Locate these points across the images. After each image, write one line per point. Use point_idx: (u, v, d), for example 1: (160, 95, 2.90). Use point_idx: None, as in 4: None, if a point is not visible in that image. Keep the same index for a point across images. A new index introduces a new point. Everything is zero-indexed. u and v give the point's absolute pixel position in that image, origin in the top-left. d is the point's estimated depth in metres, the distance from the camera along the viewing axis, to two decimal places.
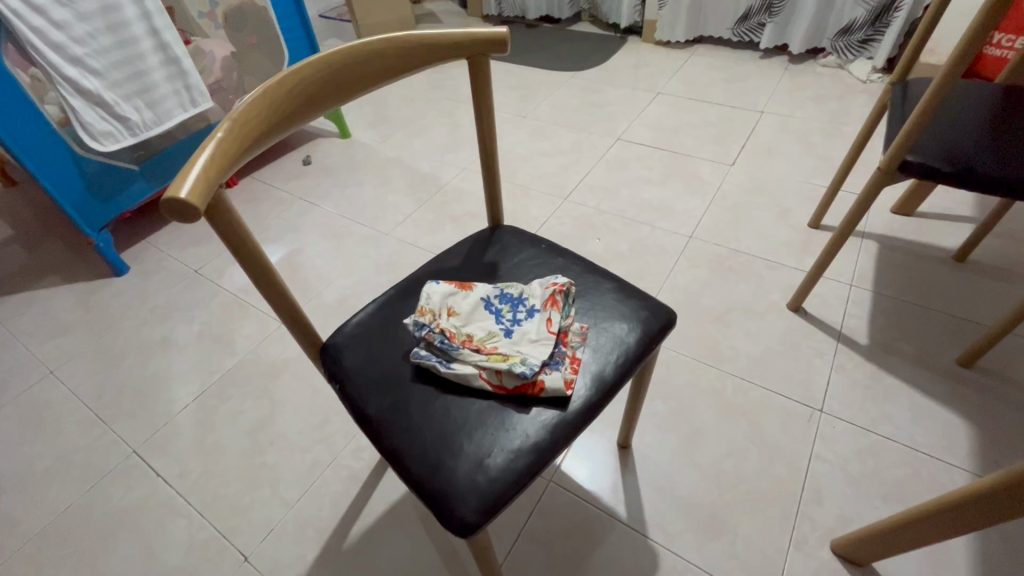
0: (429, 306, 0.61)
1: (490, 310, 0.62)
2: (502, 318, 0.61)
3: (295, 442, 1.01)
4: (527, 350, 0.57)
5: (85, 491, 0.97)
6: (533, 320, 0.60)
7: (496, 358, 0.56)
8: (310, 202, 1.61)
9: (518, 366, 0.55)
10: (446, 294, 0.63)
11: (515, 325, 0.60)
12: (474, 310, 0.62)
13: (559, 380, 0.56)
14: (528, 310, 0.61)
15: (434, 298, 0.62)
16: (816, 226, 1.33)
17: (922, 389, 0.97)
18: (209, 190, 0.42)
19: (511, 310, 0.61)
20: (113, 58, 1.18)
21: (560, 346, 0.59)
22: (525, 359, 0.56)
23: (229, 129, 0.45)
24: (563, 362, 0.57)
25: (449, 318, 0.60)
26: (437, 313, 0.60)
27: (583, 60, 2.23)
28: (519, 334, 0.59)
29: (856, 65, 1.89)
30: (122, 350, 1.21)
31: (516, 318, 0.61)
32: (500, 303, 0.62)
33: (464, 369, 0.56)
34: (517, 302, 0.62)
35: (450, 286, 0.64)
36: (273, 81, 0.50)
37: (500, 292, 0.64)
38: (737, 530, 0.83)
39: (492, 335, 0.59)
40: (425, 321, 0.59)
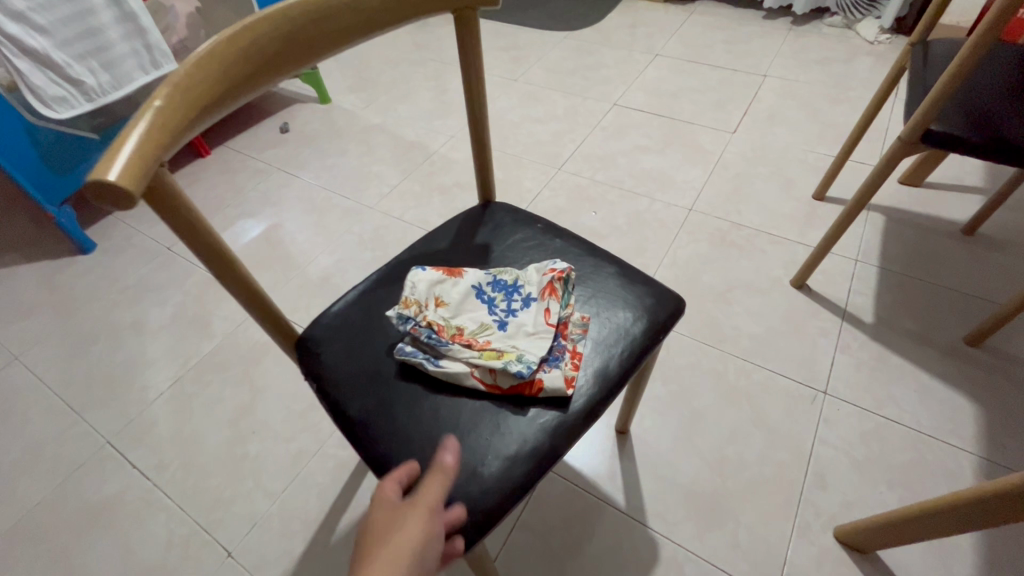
0: (412, 297, 0.55)
1: (482, 299, 0.56)
2: (496, 308, 0.55)
3: (278, 431, 0.96)
4: (523, 346, 0.52)
5: (56, 485, 0.92)
6: (530, 312, 0.54)
7: (489, 355, 0.51)
8: (288, 173, 1.51)
9: (514, 365, 0.50)
10: (433, 280, 0.57)
11: (509, 317, 0.54)
12: (464, 299, 0.56)
13: (561, 379, 0.50)
14: (523, 299, 0.56)
15: (420, 287, 0.55)
16: (821, 198, 1.27)
17: (928, 369, 0.94)
18: (145, 170, 0.35)
19: (504, 299, 0.56)
20: (62, 14, 1.07)
21: (560, 339, 0.53)
22: (523, 355, 0.51)
23: (168, 94, 0.38)
24: (563, 358, 0.52)
25: (436, 309, 0.55)
26: (422, 304, 0.54)
27: (578, 18, 2.10)
28: (514, 327, 0.53)
29: (864, 25, 1.79)
30: (91, 334, 1.14)
31: (511, 308, 0.55)
32: (492, 291, 0.57)
33: (454, 367, 0.51)
34: (511, 290, 0.56)
35: (437, 272, 0.57)
36: (223, 36, 0.42)
37: (493, 277, 0.58)
38: (739, 518, 0.80)
39: (485, 330, 0.53)
40: (410, 314, 0.53)
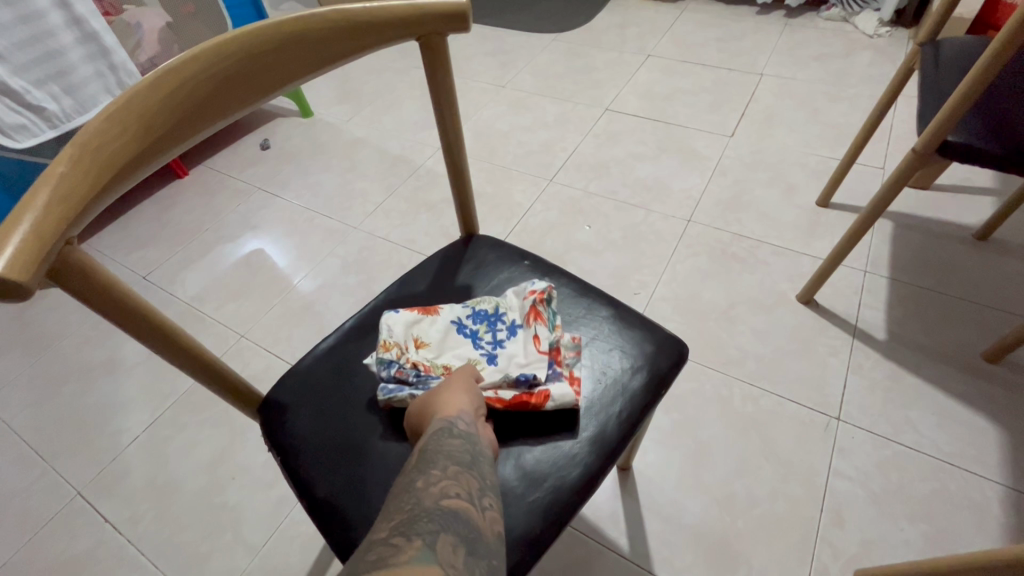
0: (390, 338, 0.49)
1: (465, 333, 0.51)
2: (481, 341, 0.51)
3: (258, 476, 0.90)
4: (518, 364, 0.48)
5: (23, 544, 0.86)
6: (518, 340, 0.50)
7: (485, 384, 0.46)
8: (269, 192, 1.46)
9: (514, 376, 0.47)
10: (410, 319, 0.51)
11: (499, 349, 0.50)
12: (446, 336, 0.51)
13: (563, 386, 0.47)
14: (508, 328, 0.51)
15: (397, 327, 0.50)
16: (825, 205, 1.21)
17: (946, 389, 0.89)
18: (44, 253, 0.29)
19: (489, 331, 0.51)
20: (17, 38, 1.01)
21: (556, 367, 0.49)
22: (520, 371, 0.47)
23: (72, 159, 0.32)
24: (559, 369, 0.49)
25: (418, 350, 0.49)
26: (402, 345, 0.49)
27: (566, 19, 2.04)
28: (506, 357, 0.49)
29: (862, 18, 1.73)
30: (63, 374, 1.08)
31: (497, 339, 0.50)
32: (473, 323, 0.52)
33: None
34: (493, 319, 0.52)
35: (411, 312, 0.52)
36: (142, 84, 0.36)
37: (472, 308, 0.53)
38: (751, 562, 0.75)
39: (475, 362, 0.49)
40: (390, 358, 0.48)
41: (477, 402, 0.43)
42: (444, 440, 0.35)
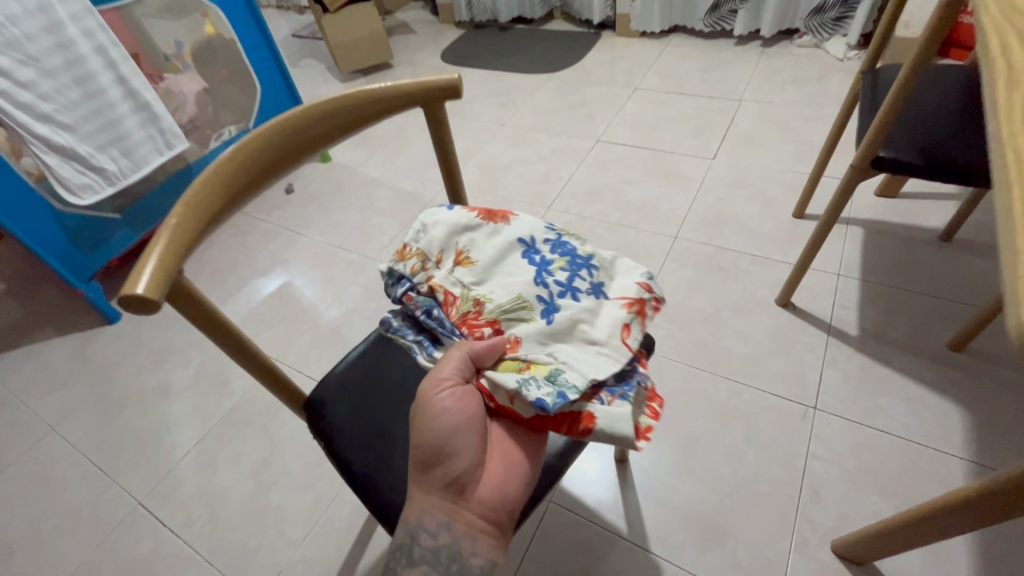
0: (420, 248, 0.55)
1: (532, 260, 0.54)
2: (552, 277, 0.52)
3: (297, 481, 1.02)
4: (567, 363, 0.47)
5: (95, 547, 0.98)
6: (592, 301, 0.51)
7: (514, 360, 0.48)
8: (295, 231, 1.61)
9: (539, 393, 0.45)
10: (461, 229, 0.56)
11: (559, 300, 0.51)
12: (497, 259, 0.54)
13: (623, 422, 0.44)
14: (591, 286, 0.52)
15: (433, 237, 0.55)
16: (800, 216, 1.32)
17: (914, 377, 0.97)
18: (167, 279, 0.42)
19: (561, 271, 0.52)
20: (83, 111, 1.20)
21: (621, 388, 0.47)
22: (561, 373, 0.46)
23: (181, 214, 0.46)
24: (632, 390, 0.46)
25: (460, 268, 0.54)
26: (431, 256, 0.55)
27: (559, 59, 2.21)
28: (559, 319, 0.49)
29: (833, 43, 1.87)
30: (122, 400, 1.22)
31: (571, 285, 0.52)
32: (553, 255, 0.54)
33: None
34: (580, 266, 0.53)
35: (477, 221, 0.56)
36: (224, 158, 0.50)
37: (551, 238, 0.55)
38: (737, 538, 0.84)
39: (522, 310, 0.51)
40: (414, 277, 0.54)
41: (454, 479, 0.48)
42: (406, 560, 0.47)
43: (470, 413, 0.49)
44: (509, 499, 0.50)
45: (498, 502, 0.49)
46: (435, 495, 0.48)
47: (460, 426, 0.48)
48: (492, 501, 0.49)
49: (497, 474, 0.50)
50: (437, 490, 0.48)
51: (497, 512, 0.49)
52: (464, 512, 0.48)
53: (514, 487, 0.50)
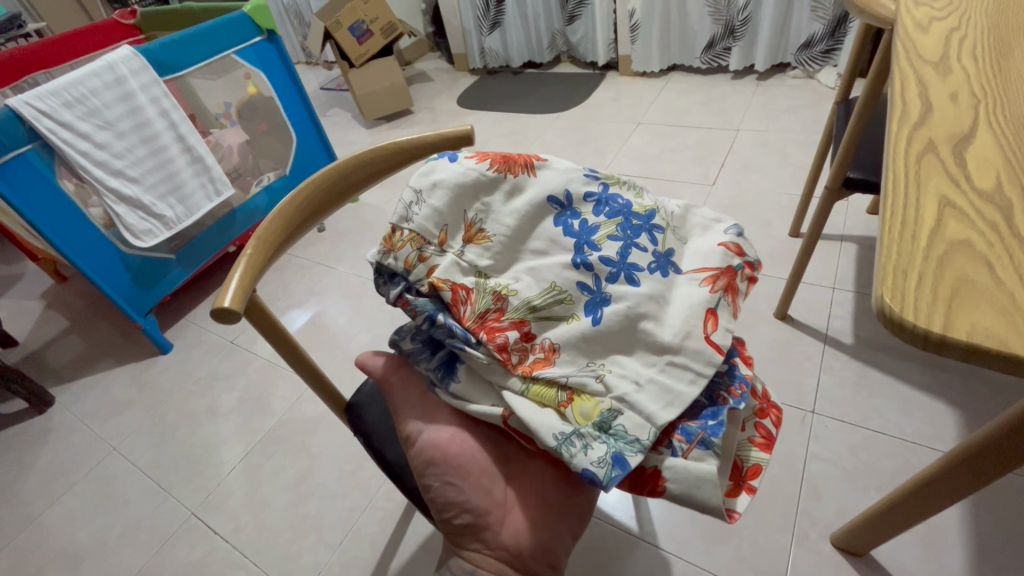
0: (414, 230, 0.55)
1: (569, 226, 0.58)
2: (600, 246, 0.57)
3: (334, 491, 1.11)
4: (623, 404, 0.50)
5: (154, 553, 1.09)
6: (652, 281, 0.56)
7: (554, 389, 0.52)
8: (327, 265, 1.76)
9: (590, 462, 0.46)
10: (466, 200, 0.57)
11: (609, 286, 0.55)
12: (518, 230, 0.58)
13: (703, 486, 0.46)
14: (650, 258, 0.57)
15: (431, 214, 0.55)
16: (796, 235, 1.40)
17: (908, 381, 1.03)
18: (244, 296, 0.53)
19: (611, 243, 0.57)
20: (147, 165, 1.38)
21: (694, 435, 0.49)
22: (614, 421, 0.49)
23: (255, 246, 0.57)
24: (713, 439, 0.48)
25: (470, 245, 0.57)
26: (431, 238, 0.55)
27: (566, 99, 2.37)
28: (610, 317, 0.54)
29: (823, 74, 1.99)
30: (175, 421, 1.34)
31: (625, 257, 0.57)
32: (598, 216, 0.58)
33: (480, 398, 0.56)
34: (633, 230, 0.58)
35: (479, 168, 0.57)
36: (287, 201, 0.62)
37: (592, 196, 0.59)
38: (741, 533, 0.89)
39: (559, 304, 0.55)
40: (413, 263, 0.55)
41: (470, 520, 0.52)
42: None
43: (461, 461, 0.55)
44: (537, 541, 0.51)
45: (522, 542, 0.51)
46: (462, 550, 0.52)
47: (458, 476, 0.54)
48: (520, 544, 0.51)
49: (517, 516, 0.53)
50: (463, 545, 0.52)
51: (528, 556, 0.50)
52: (487, 554, 0.50)
53: (538, 526, 0.52)
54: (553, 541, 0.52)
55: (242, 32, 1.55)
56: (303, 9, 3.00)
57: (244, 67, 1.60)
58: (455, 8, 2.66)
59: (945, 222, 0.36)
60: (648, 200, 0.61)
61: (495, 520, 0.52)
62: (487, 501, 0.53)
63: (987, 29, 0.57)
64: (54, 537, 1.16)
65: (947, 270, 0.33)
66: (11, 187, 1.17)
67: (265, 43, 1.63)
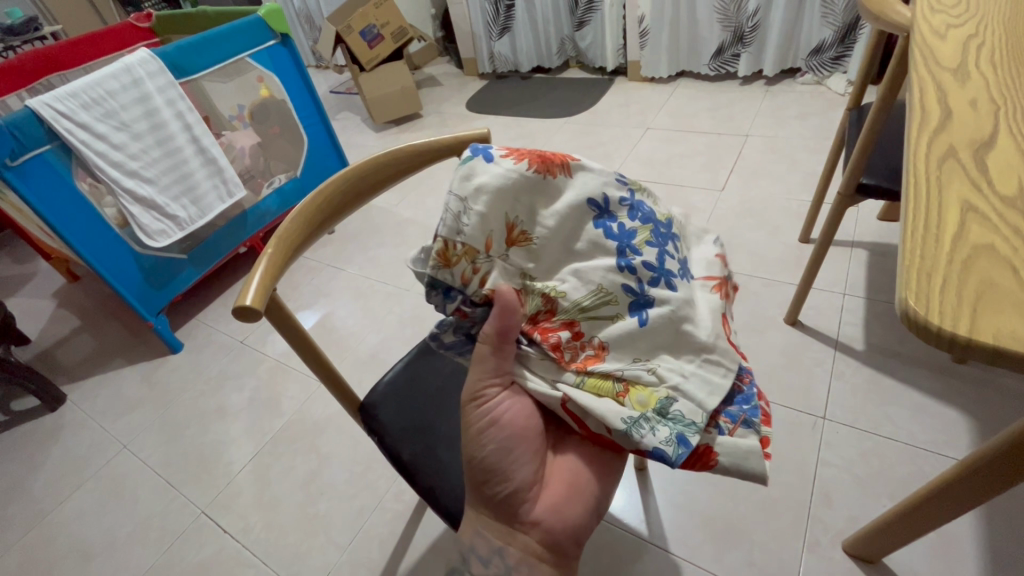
0: (467, 244, 0.49)
1: (607, 229, 0.53)
2: (641, 250, 0.52)
3: (343, 491, 1.12)
4: (677, 392, 0.50)
5: (164, 551, 1.09)
6: (685, 289, 0.54)
7: (609, 380, 0.50)
8: (336, 267, 1.77)
9: (658, 441, 0.47)
10: (508, 199, 0.50)
11: (652, 290, 0.52)
12: (561, 231, 0.52)
13: (751, 459, 0.49)
14: (679, 265, 0.55)
15: (481, 224, 0.49)
16: (806, 240, 1.40)
17: (921, 389, 1.02)
18: (265, 295, 0.54)
19: (650, 249, 0.53)
20: (161, 166, 1.39)
21: (731, 413, 0.51)
22: (672, 407, 0.49)
23: (275, 246, 0.58)
24: (754, 420, 0.51)
25: (513, 249, 0.51)
26: (481, 248, 0.50)
27: (574, 104, 2.38)
28: (656, 320, 0.51)
29: (833, 80, 1.99)
30: (185, 420, 1.35)
31: (664, 262, 0.53)
32: (631, 221, 0.54)
33: (537, 375, 0.53)
34: (663, 237, 0.55)
35: (521, 167, 0.50)
36: (309, 201, 0.63)
37: (626, 200, 0.54)
38: (752, 538, 0.89)
39: (607, 305, 0.51)
40: (468, 280, 0.50)
41: (518, 494, 0.52)
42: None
43: (524, 434, 0.54)
44: (570, 520, 0.53)
45: (561, 522, 0.52)
46: (500, 517, 0.52)
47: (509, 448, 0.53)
48: (555, 523, 0.52)
49: (552, 494, 0.54)
50: (501, 513, 0.52)
51: (561, 535, 0.52)
52: (521, 531, 0.51)
53: (572, 506, 0.54)
54: (581, 523, 0.54)
55: (256, 35, 1.57)
56: (314, 13, 3.03)
57: (257, 69, 1.61)
58: (464, 13, 2.67)
59: (968, 226, 0.36)
60: (662, 209, 0.59)
61: (533, 496, 0.53)
62: (535, 476, 0.53)
63: (1006, 37, 0.58)
64: (65, 534, 1.17)
65: (971, 275, 0.34)
66: (29, 186, 1.18)
67: (279, 46, 1.65)
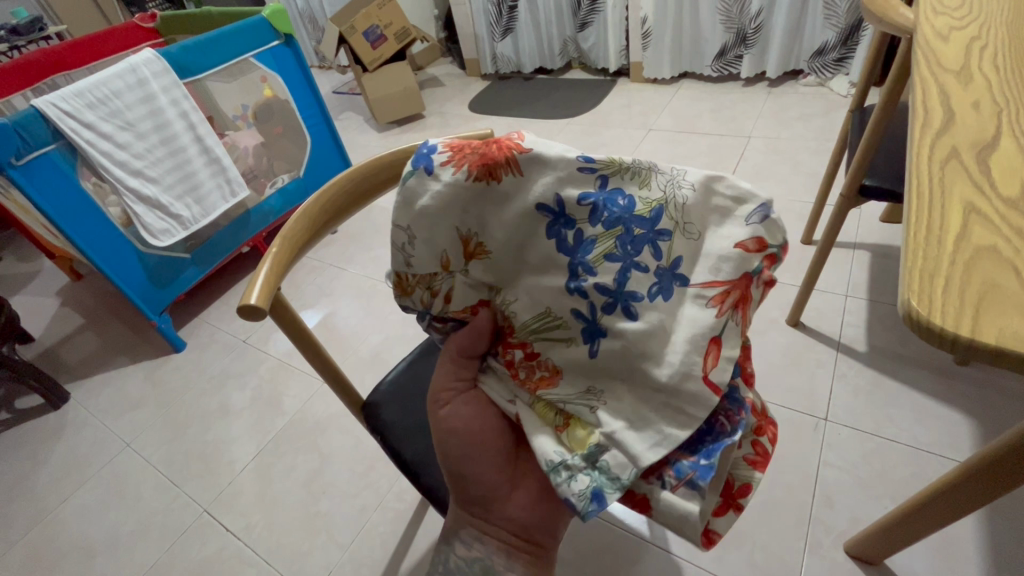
0: (418, 274, 0.52)
1: (559, 241, 0.46)
2: (594, 267, 0.46)
3: (344, 491, 1.12)
4: (612, 441, 0.46)
5: (165, 550, 1.10)
6: (653, 312, 0.45)
7: (552, 411, 0.49)
8: (339, 267, 1.77)
9: (571, 492, 0.45)
10: (455, 211, 0.48)
11: (604, 317, 0.46)
12: (512, 241, 0.48)
13: (684, 523, 0.45)
14: (655, 277, 0.45)
15: (427, 252, 0.50)
16: (808, 242, 1.40)
17: (923, 391, 1.02)
18: (269, 293, 0.54)
19: (609, 266, 0.45)
20: (165, 165, 1.40)
21: (681, 470, 0.46)
22: (602, 456, 0.46)
23: (280, 245, 0.59)
24: (701, 482, 0.44)
25: (472, 261, 0.51)
26: (435, 273, 0.51)
27: (577, 105, 2.39)
28: (604, 352, 0.47)
29: (835, 82, 1.99)
30: (187, 419, 1.35)
31: (628, 278, 0.45)
32: (592, 226, 0.45)
33: (498, 391, 0.55)
34: (636, 241, 0.45)
35: (460, 178, 0.47)
36: (314, 201, 0.63)
37: (589, 198, 0.45)
38: (754, 540, 0.89)
39: (555, 329, 0.49)
40: (426, 303, 0.54)
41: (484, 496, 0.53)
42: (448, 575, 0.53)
43: (482, 436, 0.54)
44: (543, 517, 0.53)
45: (531, 519, 0.53)
46: (471, 514, 0.54)
47: (475, 450, 0.53)
48: (527, 519, 0.52)
49: (526, 492, 0.53)
50: (473, 511, 0.53)
51: (534, 529, 0.53)
52: (490, 528, 0.53)
53: (545, 504, 0.53)
54: (557, 517, 0.54)
55: (260, 35, 1.58)
56: (317, 14, 3.04)
57: (261, 70, 1.62)
58: (467, 14, 2.68)
59: (971, 226, 0.37)
60: (655, 191, 0.45)
61: (505, 495, 0.53)
62: (501, 478, 0.53)
63: (1009, 39, 0.58)
64: (68, 532, 1.17)
65: (974, 275, 0.34)
66: (34, 184, 1.19)
67: (283, 46, 1.66)
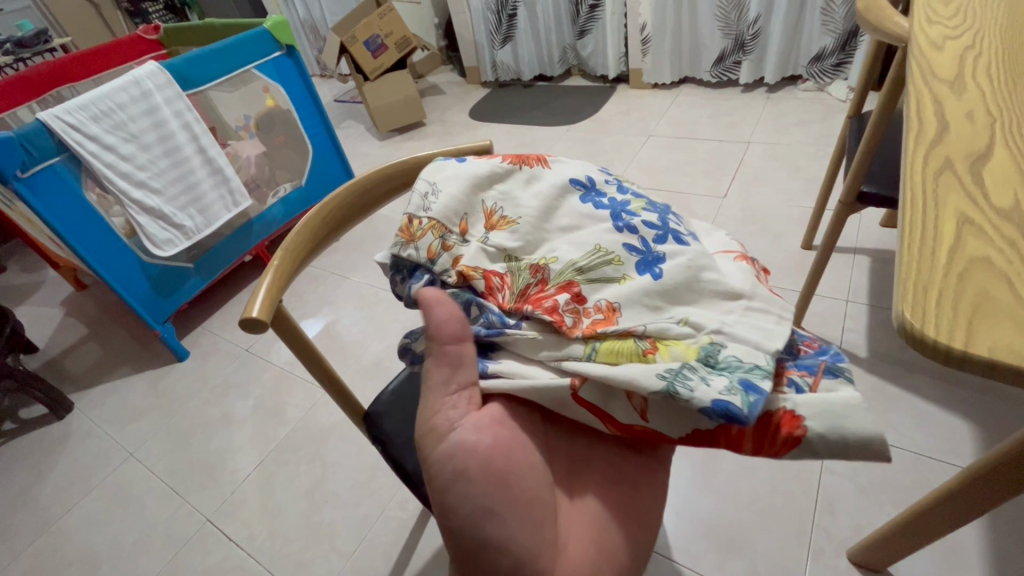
0: (433, 218, 0.52)
1: (594, 200, 0.55)
2: (631, 215, 0.54)
3: (347, 500, 1.12)
4: (723, 337, 0.45)
5: (169, 559, 1.10)
6: (697, 246, 0.53)
7: (632, 340, 0.46)
8: (341, 275, 1.78)
9: (717, 392, 0.40)
10: (483, 187, 0.55)
11: (658, 247, 0.52)
12: (540, 210, 0.54)
13: (853, 414, 0.41)
14: (685, 232, 0.55)
15: (449, 202, 0.53)
16: (809, 247, 1.40)
17: (924, 396, 1.02)
18: (272, 306, 0.54)
19: (648, 214, 0.55)
20: (169, 176, 1.41)
21: (802, 372, 0.45)
22: (720, 354, 0.44)
23: (281, 257, 0.59)
24: (840, 367, 0.46)
25: (493, 231, 0.53)
26: (452, 226, 0.53)
27: (576, 112, 2.40)
28: (672, 269, 0.49)
29: (834, 87, 2.00)
30: (191, 428, 1.36)
31: (665, 225, 0.54)
32: (621, 195, 0.57)
33: (523, 370, 0.50)
34: (660, 210, 0.57)
35: (508, 165, 0.57)
36: (315, 212, 0.64)
37: (612, 184, 0.58)
38: (756, 547, 0.89)
39: (609, 265, 0.50)
40: (428, 254, 0.51)
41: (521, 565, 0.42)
42: None
43: (508, 480, 0.45)
44: None
45: None
46: None
47: (504, 504, 0.44)
48: None
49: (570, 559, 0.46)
50: None
51: None
52: None
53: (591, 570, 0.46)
54: (610, 574, 0.48)
55: (262, 46, 1.60)
56: (319, 23, 3.07)
57: (263, 80, 1.64)
58: (467, 22, 2.70)
59: (964, 239, 0.37)
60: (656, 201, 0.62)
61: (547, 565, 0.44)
62: (539, 539, 0.44)
63: (1004, 49, 0.58)
64: (71, 542, 1.17)
65: (967, 287, 0.34)
66: (39, 197, 1.20)
67: (285, 57, 1.67)
